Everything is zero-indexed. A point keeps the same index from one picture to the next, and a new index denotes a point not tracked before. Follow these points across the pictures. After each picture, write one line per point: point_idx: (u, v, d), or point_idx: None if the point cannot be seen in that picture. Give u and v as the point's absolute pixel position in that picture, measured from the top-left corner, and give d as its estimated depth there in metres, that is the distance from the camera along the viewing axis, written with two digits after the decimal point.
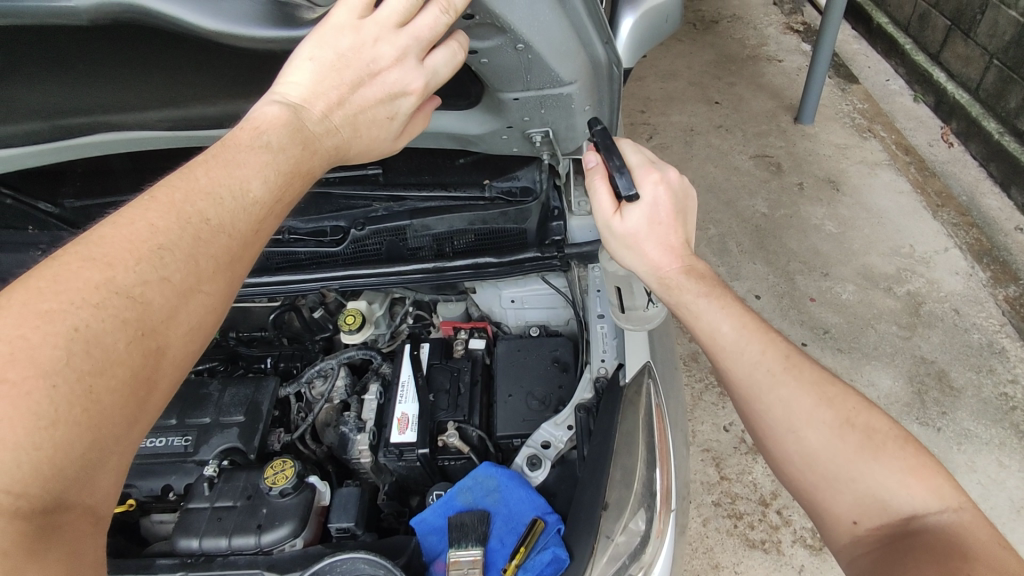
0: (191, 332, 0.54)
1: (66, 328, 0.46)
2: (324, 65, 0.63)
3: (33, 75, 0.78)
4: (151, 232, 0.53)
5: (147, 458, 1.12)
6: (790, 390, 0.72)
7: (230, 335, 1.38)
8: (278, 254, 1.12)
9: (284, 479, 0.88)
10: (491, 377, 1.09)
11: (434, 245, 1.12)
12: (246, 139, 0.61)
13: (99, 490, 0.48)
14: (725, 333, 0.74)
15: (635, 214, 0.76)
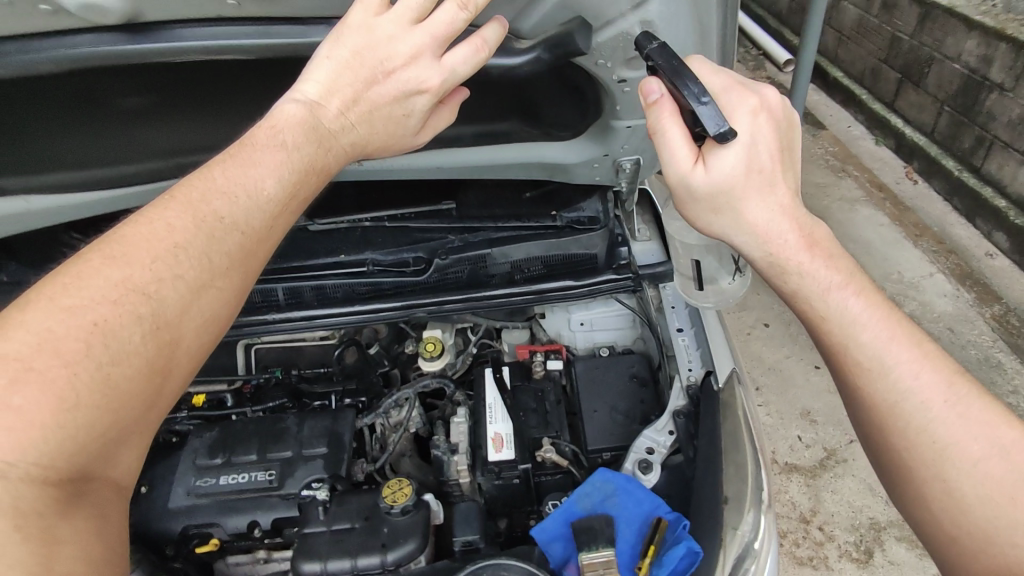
0: (205, 324, 0.62)
1: (87, 322, 0.54)
2: (340, 64, 0.70)
3: (182, 116, 0.88)
4: (169, 233, 0.60)
5: (231, 495, 1.11)
6: (953, 429, 0.70)
7: (295, 371, 1.41)
8: (362, 285, 1.15)
9: (405, 496, 0.90)
10: (573, 395, 1.13)
11: (511, 272, 1.17)
12: (265, 137, 0.68)
13: (119, 459, 0.58)
14: (866, 343, 0.72)
15: (725, 157, 0.69)
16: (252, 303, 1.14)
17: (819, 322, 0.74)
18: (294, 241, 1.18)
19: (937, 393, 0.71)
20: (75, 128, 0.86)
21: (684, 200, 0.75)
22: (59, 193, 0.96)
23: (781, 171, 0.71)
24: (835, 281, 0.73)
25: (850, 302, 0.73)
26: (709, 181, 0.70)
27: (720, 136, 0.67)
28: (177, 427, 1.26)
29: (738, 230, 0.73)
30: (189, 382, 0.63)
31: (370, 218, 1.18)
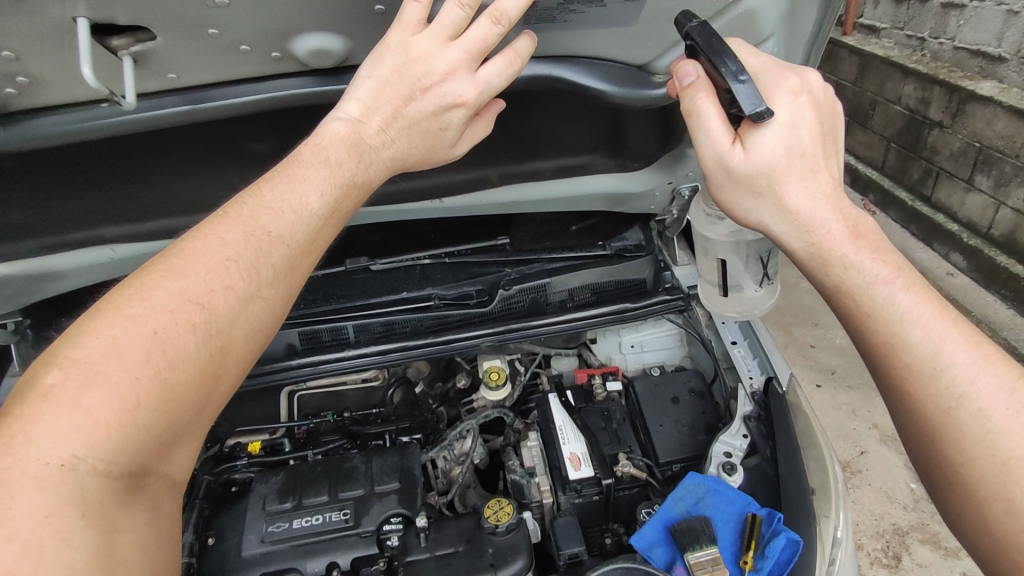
0: (253, 331, 0.66)
1: (147, 330, 0.58)
2: (381, 82, 0.70)
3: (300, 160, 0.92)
4: (222, 248, 0.64)
5: (307, 539, 1.10)
6: (1018, 441, 0.65)
7: (347, 414, 1.39)
8: (429, 319, 1.19)
9: (507, 515, 1.01)
10: (637, 411, 1.19)
11: (569, 299, 1.24)
12: (309, 155, 0.70)
13: (172, 458, 0.61)
14: (915, 343, 0.69)
15: (764, 140, 0.70)
16: (322, 341, 1.18)
17: (865, 320, 0.72)
18: (354, 282, 1.23)
19: (997, 402, 0.66)
20: (208, 169, 0.91)
21: (719, 186, 0.76)
22: (146, 242, 1.01)
23: (823, 156, 0.72)
24: (881, 275, 0.71)
25: (899, 297, 0.70)
26: (746, 164, 0.71)
27: (757, 116, 0.68)
28: (239, 475, 1.27)
29: (778, 217, 0.73)
30: (237, 386, 0.67)
31: (429, 255, 1.25)
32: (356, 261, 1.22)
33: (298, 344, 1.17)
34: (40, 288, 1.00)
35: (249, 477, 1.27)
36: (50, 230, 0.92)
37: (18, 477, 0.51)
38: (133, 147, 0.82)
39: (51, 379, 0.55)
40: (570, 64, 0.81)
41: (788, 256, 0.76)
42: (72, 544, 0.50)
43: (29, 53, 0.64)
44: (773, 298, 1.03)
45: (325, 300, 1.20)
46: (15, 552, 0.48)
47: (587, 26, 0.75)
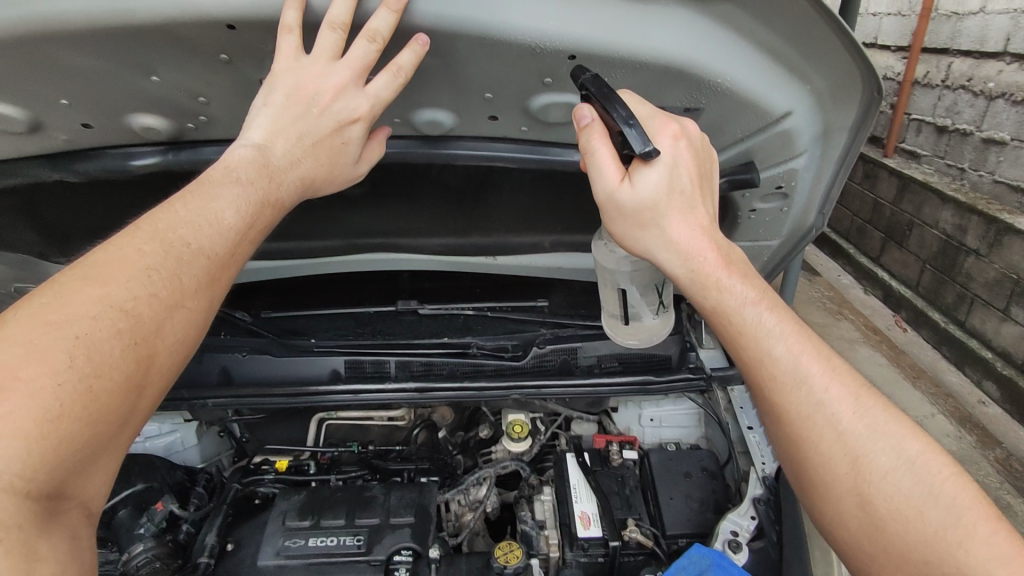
0: (179, 343, 0.65)
1: (68, 336, 0.56)
2: (280, 108, 0.71)
3: (381, 210, 1.03)
4: (140, 257, 0.64)
5: (319, 558, 1.14)
6: (864, 442, 0.72)
7: (370, 448, 1.47)
8: (466, 365, 1.27)
9: (515, 558, 0.98)
10: (649, 482, 1.23)
11: (597, 364, 1.31)
12: (219, 174, 0.71)
13: (91, 479, 0.59)
14: (779, 357, 0.75)
15: (649, 177, 0.72)
16: (365, 371, 1.26)
17: (738, 338, 0.77)
18: (403, 322, 1.34)
19: (845, 406, 0.73)
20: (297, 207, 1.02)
21: (610, 217, 0.78)
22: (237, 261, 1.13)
23: (700, 193, 0.76)
24: (750, 297, 0.77)
25: (765, 317, 0.76)
26: (633, 199, 0.73)
27: (645, 155, 0.68)
28: (263, 489, 1.30)
29: (663, 246, 0.76)
30: (160, 400, 0.65)
31: (472, 308, 1.36)
32: (406, 304, 1.35)
33: (342, 371, 1.25)
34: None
35: (272, 493, 1.30)
36: None
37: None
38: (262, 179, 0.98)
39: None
40: None
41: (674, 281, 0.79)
42: None
43: (205, 97, 0.77)
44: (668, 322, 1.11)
45: (373, 335, 1.31)
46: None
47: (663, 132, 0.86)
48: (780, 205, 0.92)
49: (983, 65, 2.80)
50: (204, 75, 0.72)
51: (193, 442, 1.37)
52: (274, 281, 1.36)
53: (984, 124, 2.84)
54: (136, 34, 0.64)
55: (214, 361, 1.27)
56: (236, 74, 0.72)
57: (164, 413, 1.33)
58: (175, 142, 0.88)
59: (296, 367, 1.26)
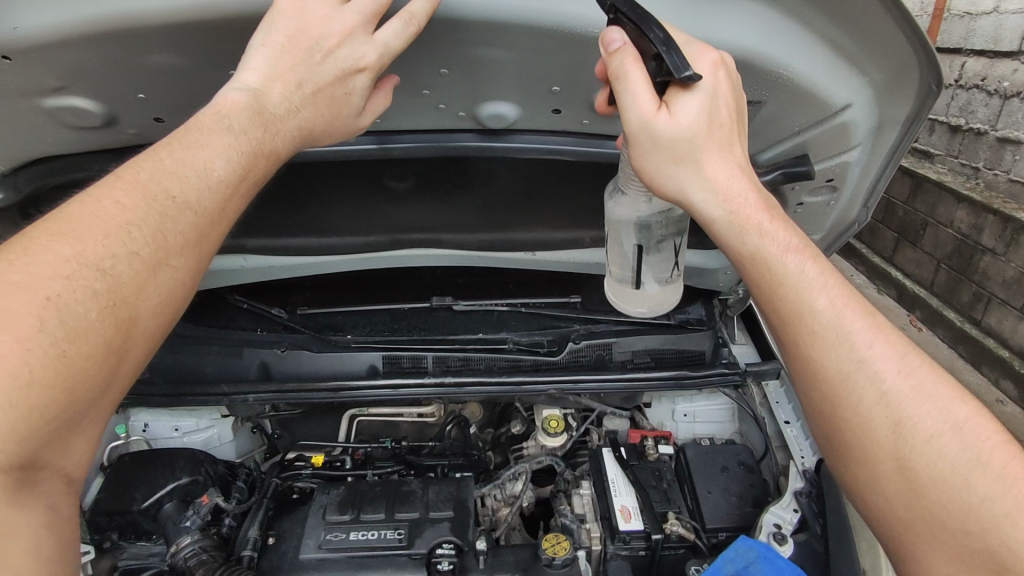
0: (164, 303, 0.63)
1: (40, 297, 0.54)
2: (277, 49, 0.68)
3: (424, 201, 1.01)
4: (120, 212, 0.61)
5: (360, 552, 1.15)
6: (911, 404, 0.69)
7: (404, 443, 1.49)
8: (503, 361, 1.28)
9: (563, 549, 1.07)
10: (686, 476, 1.24)
11: (632, 359, 1.32)
12: (209, 122, 0.67)
13: (68, 451, 0.57)
14: (823, 310, 0.72)
15: (689, 105, 0.67)
16: (403, 366, 1.27)
17: (776, 287, 0.74)
18: (438, 318, 1.34)
19: (891, 365, 0.71)
20: (342, 200, 1.00)
21: (641, 154, 0.72)
22: (270, 257, 1.08)
23: (738, 129, 0.71)
24: (792, 244, 0.73)
25: (807, 266, 0.73)
26: (670, 129, 0.68)
27: (685, 80, 0.63)
28: (300, 483, 1.31)
29: (697, 187, 0.71)
30: (145, 362, 0.64)
31: (507, 303, 1.36)
32: (441, 300, 1.34)
33: (380, 367, 1.27)
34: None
35: (311, 487, 1.31)
36: None
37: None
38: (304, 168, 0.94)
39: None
40: None
41: (705, 225, 0.75)
42: None
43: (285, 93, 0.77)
44: (676, 296, 1.02)
45: (407, 331, 1.32)
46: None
47: None
48: (828, 198, 0.93)
49: (997, 64, 2.81)
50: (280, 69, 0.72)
51: (229, 438, 1.37)
52: (307, 278, 1.39)
53: (999, 123, 2.83)
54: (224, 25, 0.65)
55: (254, 355, 1.28)
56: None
57: (202, 408, 1.33)
58: None
59: (332, 362, 1.27)
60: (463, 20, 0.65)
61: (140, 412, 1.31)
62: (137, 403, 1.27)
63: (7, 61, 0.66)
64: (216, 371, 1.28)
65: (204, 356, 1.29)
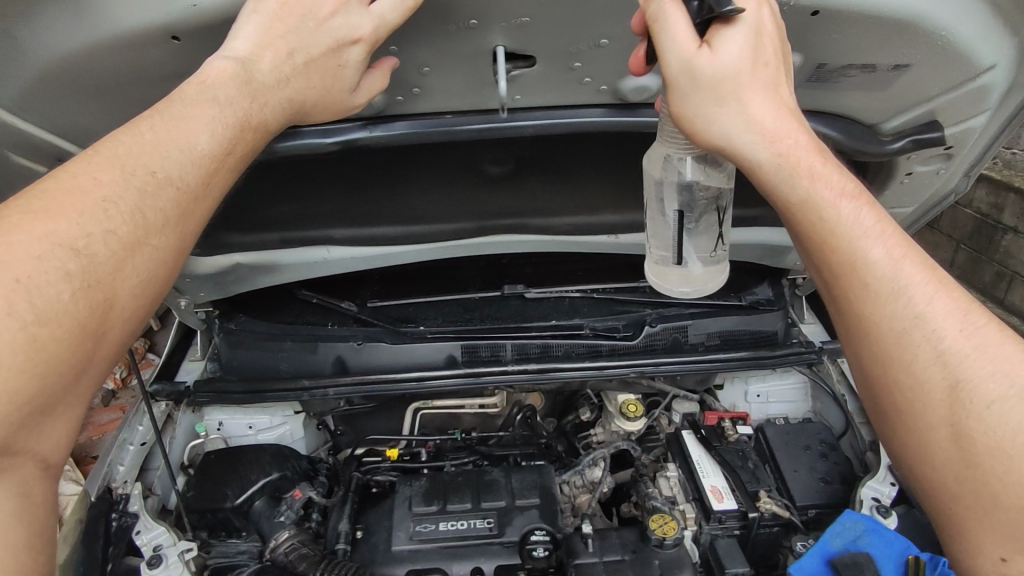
0: (141, 285, 0.62)
1: (9, 278, 0.53)
2: (268, 16, 0.65)
3: (518, 185, 1.00)
4: (96, 188, 0.60)
5: (453, 541, 1.14)
6: (973, 366, 0.65)
7: (473, 434, 1.46)
8: (581, 347, 1.27)
9: (673, 529, 1.09)
10: (768, 455, 1.24)
11: (708, 341, 1.31)
12: (193, 92, 0.64)
13: (45, 432, 0.57)
14: (877, 262, 0.68)
15: (733, 41, 0.62)
16: (481, 356, 1.27)
17: (827, 239, 0.69)
18: (509, 306, 1.33)
19: (951, 323, 0.67)
20: (437, 188, 0.99)
21: (681, 99, 0.66)
22: (359, 248, 1.06)
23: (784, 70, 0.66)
24: (846, 193, 0.69)
25: (864, 216, 0.68)
26: (712, 68, 0.63)
27: (727, 14, 0.61)
28: (379, 477, 1.30)
29: (743, 131, 0.66)
30: (123, 344, 0.63)
31: (578, 290, 1.35)
32: (513, 287, 1.34)
33: (459, 357, 1.26)
34: (254, 279, 1.11)
35: (390, 480, 1.30)
36: (293, 227, 1.03)
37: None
38: (400, 154, 0.92)
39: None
40: (822, 120, 0.80)
41: (752, 176, 0.70)
42: None
43: (430, 82, 0.74)
44: (718, 267, 0.99)
45: (480, 320, 1.31)
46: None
47: (861, 88, 0.75)
48: (940, 166, 0.89)
49: None
50: (425, 47, 0.68)
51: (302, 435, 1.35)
52: (375, 271, 1.37)
53: None
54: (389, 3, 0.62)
55: (329, 350, 1.26)
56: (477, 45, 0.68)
57: (275, 405, 1.31)
58: (379, 115, 0.80)
59: (410, 354, 1.26)
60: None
61: (214, 411, 1.30)
62: (212, 401, 1.26)
63: (177, 40, 0.65)
64: (290, 367, 1.27)
65: (279, 353, 1.28)
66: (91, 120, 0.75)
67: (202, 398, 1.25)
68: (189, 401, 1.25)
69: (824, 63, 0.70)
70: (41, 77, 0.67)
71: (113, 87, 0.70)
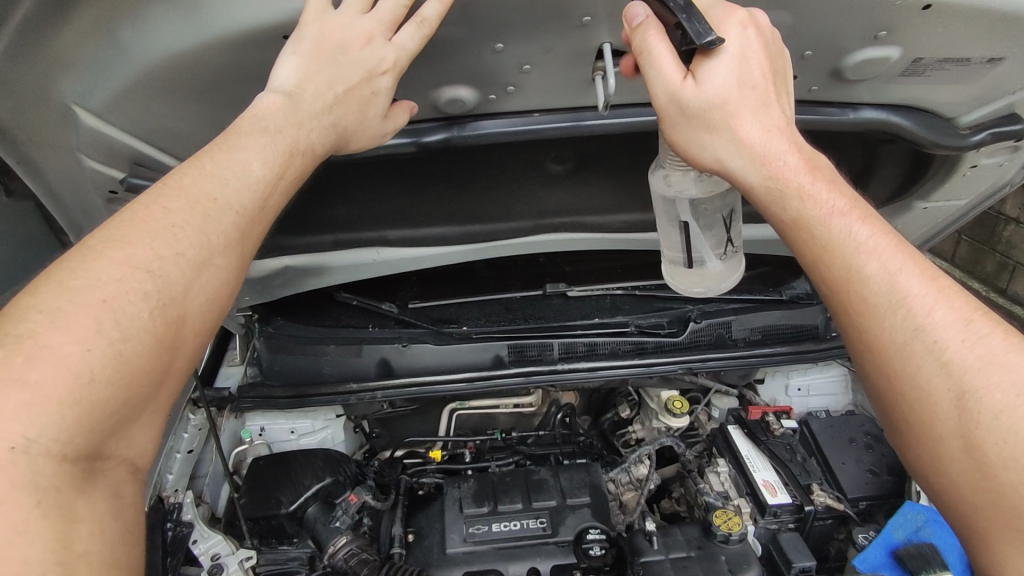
0: (209, 303, 0.59)
1: (95, 299, 0.51)
2: (303, 57, 0.63)
3: (579, 182, 1.02)
4: (164, 216, 0.57)
5: (508, 543, 1.14)
6: (979, 375, 0.58)
7: (513, 433, 1.43)
8: (627, 344, 1.27)
9: (737, 526, 1.09)
10: (816, 448, 1.24)
11: (752, 336, 1.31)
12: (246, 126, 0.63)
13: (132, 438, 0.54)
14: (871, 275, 0.63)
15: (716, 70, 0.63)
16: (528, 356, 1.26)
17: (821, 254, 0.65)
18: (552, 305, 1.33)
19: (953, 333, 0.60)
20: (495, 190, 0.99)
21: (671, 126, 0.68)
22: (412, 248, 1.05)
23: (774, 89, 0.65)
24: (837, 206, 0.65)
25: (854, 227, 0.64)
26: (699, 96, 0.63)
27: (708, 45, 0.61)
28: (426, 480, 1.30)
29: (732, 153, 0.66)
30: (193, 363, 0.60)
31: (621, 287, 1.35)
32: (555, 286, 1.34)
33: (506, 357, 1.26)
34: (304, 281, 1.08)
35: (436, 482, 1.30)
36: (347, 228, 1.02)
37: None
38: (478, 157, 0.92)
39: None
40: (908, 114, 0.80)
41: (748, 198, 0.68)
42: (26, 536, 0.44)
43: (524, 84, 0.74)
44: (736, 267, 0.95)
45: (525, 319, 1.30)
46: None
47: (945, 82, 0.75)
48: (1004, 158, 0.90)
49: None
50: (527, 42, 0.67)
51: (342, 440, 1.32)
52: (410, 273, 1.39)
53: None
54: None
55: (377, 351, 1.25)
56: (586, 43, 0.68)
57: (318, 409, 1.29)
58: (454, 119, 0.79)
59: (456, 355, 1.25)
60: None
61: (256, 416, 1.28)
62: (255, 406, 1.23)
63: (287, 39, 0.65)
64: (335, 370, 1.25)
65: (322, 356, 1.26)
66: (172, 121, 0.73)
67: (247, 403, 1.23)
68: (233, 406, 1.23)
69: (920, 57, 0.70)
70: (139, 77, 0.66)
71: (207, 88, 0.69)
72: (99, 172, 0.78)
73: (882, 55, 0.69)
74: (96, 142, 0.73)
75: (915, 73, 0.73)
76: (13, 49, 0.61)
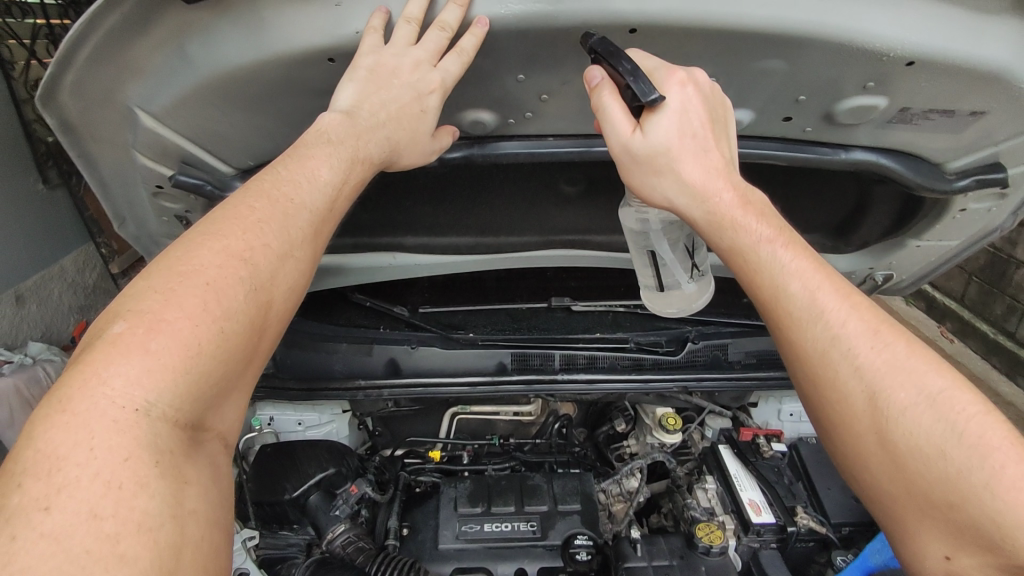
0: (291, 290, 0.66)
1: (201, 282, 0.58)
2: (362, 82, 0.69)
3: (589, 205, 1.08)
4: (251, 214, 0.65)
5: (498, 543, 1.18)
6: (885, 377, 0.64)
7: (511, 439, 1.47)
8: (627, 359, 1.32)
9: (718, 537, 1.14)
10: (804, 474, 1.28)
11: (749, 359, 1.36)
12: (312, 139, 0.71)
13: (222, 415, 0.61)
14: (794, 294, 0.68)
15: (660, 122, 0.67)
16: (531, 364, 1.30)
17: (752, 276, 0.70)
18: (556, 318, 1.39)
19: (863, 340, 0.66)
20: (510, 206, 1.06)
21: (625, 168, 0.73)
22: (427, 255, 1.10)
23: (713, 135, 0.70)
24: (766, 233, 0.70)
25: (780, 252, 0.69)
26: (646, 146, 0.68)
27: (652, 103, 0.64)
28: (424, 478, 1.38)
29: (677, 192, 0.71)
30: (274, 345, 0.67)
31: (624, 305, 1.40)
32: (560, 300, 1.39)
33: (509, 364, 1.31)
34: (324, 280, 1.13)
35: (433, 482, 1.37)
36: (368, 233, 1.09)
37: (96, 415, 0.50)
38: (496, 174, 0.99)
39: (116, 329, 0.54)
40: (895, 157, 0.85)
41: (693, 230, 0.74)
42: (148, 490, 0.50)
43: (543, 112, 0.80)
44: (706, 285, 0.98)
45: (529, 329, 1.36)
46: (97, 492, 0.47)
47: (931, 131, 0.80)
48: (992, 204, 0.95)
49: None
50: (551, 75, 0.73)
51: (347, 434, 1.39)
52: (425, 279, 1.46)
53: None
54: (543, 36, 0.67)
55: (386, 351, 1.31)
56: None
57: (324, 403, 1.35)
58: (477, 137, 0.86)
59: (461, 360, 1.30)
60: (779, 32, 0.64)
61: (267, 406, 1.34)
62: (268, 397, 1.29)
63: (331, 62, 0.71)
64: (345, 367, 1.31)
65: (334, 353, 1.32)
66: (224, 125, 0.80)
67: (258, 393, 1.29)
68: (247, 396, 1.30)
69: (906, 107, 0.75)
70: (200, 86, 0.73)
71: (256, 99, 0.76)
72: (151, 169, 0.86)
73: (872, 103, 0.74)
74: (151, 141, 0.81)
75: (902, 120, 0.78)
76: (93, 56, 0.69)
